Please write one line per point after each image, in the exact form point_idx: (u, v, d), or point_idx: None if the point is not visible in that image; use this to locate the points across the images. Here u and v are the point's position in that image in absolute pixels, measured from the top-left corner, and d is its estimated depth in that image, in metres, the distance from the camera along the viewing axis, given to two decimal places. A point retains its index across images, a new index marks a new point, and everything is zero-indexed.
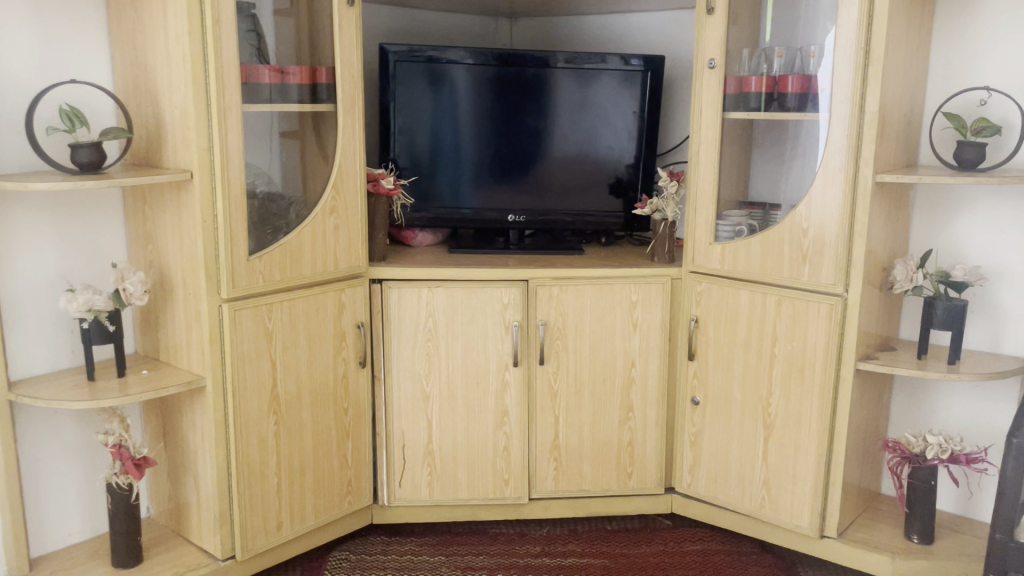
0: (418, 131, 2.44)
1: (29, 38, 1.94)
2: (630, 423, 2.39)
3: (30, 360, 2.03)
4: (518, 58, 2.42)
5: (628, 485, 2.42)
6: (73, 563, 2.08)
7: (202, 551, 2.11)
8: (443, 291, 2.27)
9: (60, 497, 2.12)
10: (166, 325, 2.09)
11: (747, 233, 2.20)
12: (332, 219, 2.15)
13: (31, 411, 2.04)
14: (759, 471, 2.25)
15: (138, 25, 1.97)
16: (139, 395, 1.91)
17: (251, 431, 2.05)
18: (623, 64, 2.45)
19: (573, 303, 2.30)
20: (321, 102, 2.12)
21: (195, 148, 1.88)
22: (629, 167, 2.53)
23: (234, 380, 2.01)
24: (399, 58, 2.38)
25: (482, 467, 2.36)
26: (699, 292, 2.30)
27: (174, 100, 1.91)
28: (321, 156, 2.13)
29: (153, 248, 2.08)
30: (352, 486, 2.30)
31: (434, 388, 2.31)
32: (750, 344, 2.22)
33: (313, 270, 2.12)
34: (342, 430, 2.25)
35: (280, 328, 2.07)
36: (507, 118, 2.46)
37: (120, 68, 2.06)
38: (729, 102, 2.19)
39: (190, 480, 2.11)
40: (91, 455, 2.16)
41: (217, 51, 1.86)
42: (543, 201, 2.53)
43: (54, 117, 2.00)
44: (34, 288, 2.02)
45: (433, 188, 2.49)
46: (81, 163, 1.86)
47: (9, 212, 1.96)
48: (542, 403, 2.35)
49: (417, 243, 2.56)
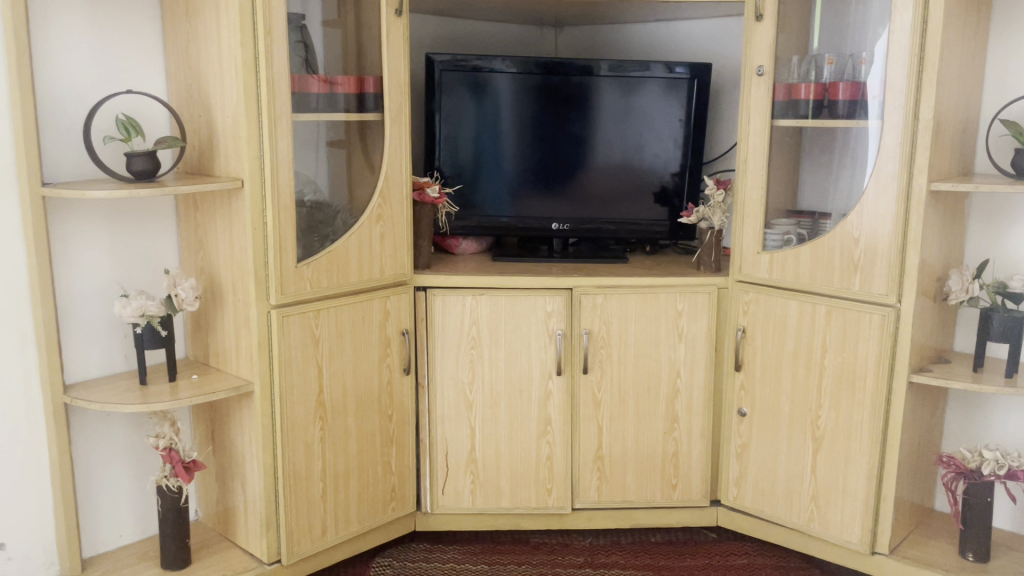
0: (462, 140, 2.45)
1: (87, 49, 1.99)
2: (675, 433, 2.36)
3: (84, 363, 2.07)
4: (563, 67, 2.42)
5: (672, 497, 2.39)
6: (124, 563, 2.11)
7: (248, 555, 2.14)
8: (487, 299, 2.27)
9: (112, 499, 2.16)
10: (216, 331, 2.12)
11: (795, 242, 2.17)
12: (378, 227, 2.16)
13: (84, 415, 2.08)
14: (808, 484, 2.21)
15: (192, 37, 2.01)
16: (189, 399, 1.94)
17: (298, 436, 2.07)
18: (667, 72, 2.44)
19: (618, 312, 2.29)
20: (368, 112, 2.13)
21: (246, 157, 1.92)
22: (675, 175, 2.51)
23: (282, 385, 2.03)
24: (444, 68, 2.40)
25: (526, 475, 2.35)
26: (746, 301, 2.27)
27: (226, 109, 1.95)
28: (367, 166, 2.15)
29: (204, 254, 2.12)
30: (396, 492, 2.30)
31: (476, 395, 2.31)
32: (798, 355, 2.18)
33: (359, 277, 2.14)
34: (387, 437, 2.26)
35: (327, 334, 2.09)
36: (551, 127, 2.46)
37: (174, 78, 2.11)
38: (778, 109, 2.16)
39: (238, 484, 2.14)
40: (142, 457, 2.21)
41: (268, 62, 1.90)
42: (587, 209, 2.52)
43: (111, 126, 2.05)
44: (89, 294, 2.06)
45: (477, 197, 2.50)
46: (137, 171, 1.91)
47: (67, 219, 2.00)
48: (585, 413, 2.33)
49: (461, 251, 2.57)
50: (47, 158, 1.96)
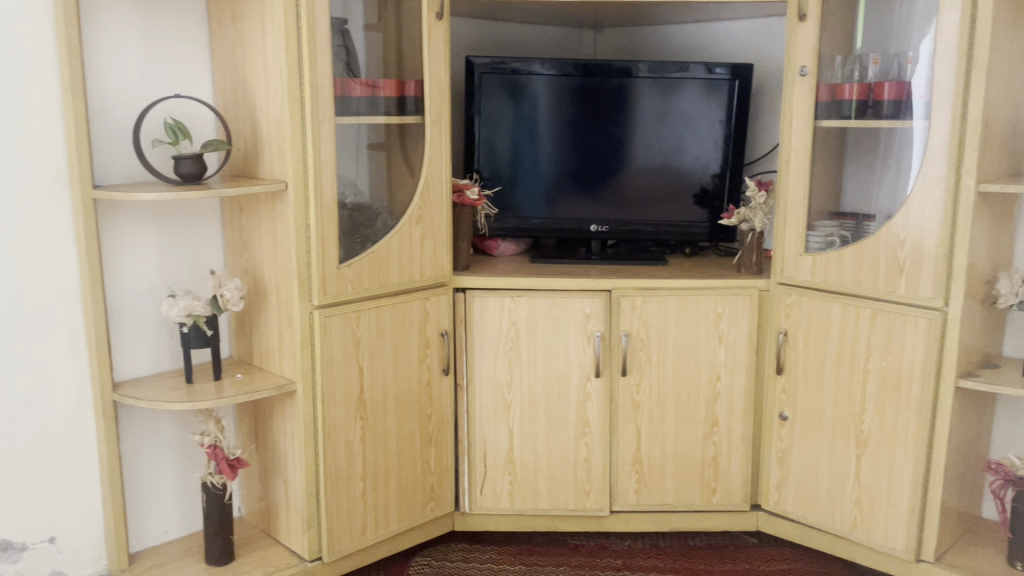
0: (501, 142, 2.46)
1: (137, 55, 2.04)
2: (715, 437, 2.34)
3: (133, 362, 2.12)
4: (602, 69, 2.42)
5: (712, 501, 2.37)
6: (170, 558, 2.15)
7: (290, 552, 2.17)
8: (526, 300, 2.28)
9: (158, 495, 2.21)
10: (259, 331, 2.16)
11: (839, 244, 2.14)
12: (418, 228, 2.18)
13: (132, 412, 2.13)
14: (851, 490, 2.18)
15: (238, 42, 2.05)
16: (234, 398, 1.98)
17: (339, 436, 2.10)
18: (706, 73, 2.43)
19: (657, 314, 2.28)
20: (408, 114, 2.15)
21: (291, 160, 1.95)
22: (715, 177, 2.49)
23: (324, 384, 2.06)
24: (484, 71, 2.41)
25: (564, 477, 2.35)
26: (788, 304, 2.24)
27: (271, 113, 1.99)
28: (407, 168, 2.17)
29: (249, 255, 2.15)
30: (434, 492, 2.32)
31: (515, 396, 2.32)
32: (842, 359, 2.15)
33: (399, 278, 2.16)
34: (426, 437, 2.27)
35: (368, 335, 2.12)
36: (590, 129, 2.46)
37: (220, 83, 2.15)
38: (822, 110, 2.13)
39: (280, 482, 2.17)
40: (187, 454, 2.25)
41: (312, 66, 1.93)
42: (626, 211, 2.51)
43: (159, 130, 2.10)
44: (137, 294, 2.11)
45: (515, 199, 2.50)
46: (184, 174, 1.95)
47: (117, 221, 2.05)
48: (623, 415, 2.33)
49: (499, 253, 2.58)
50: (98, 162, 2.01)
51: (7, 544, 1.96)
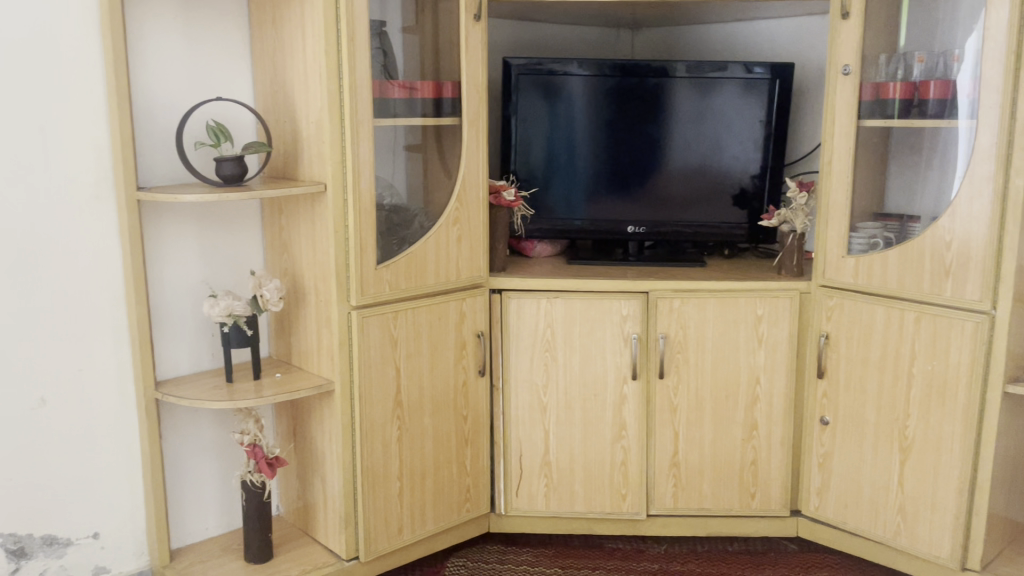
0: (538, 143, 2.46)
1: (180, 59, 2.07)
2: (754, 441, 2.31)
3: (175, 361, 2.15)
4: (640, 69, 2.40)
5: (751, 506, 2.34)
6: (210, 555, 2.18)
7: (328, 551, 2.19)
8: (562, 302, 2.27)
9: (199, 492, 2.24)
10: (298, 331, 2.18)
11: (882, 246, 2.10)
12: (455, 229, 2.19)
13: (174, 410, 2.16)
14: (894, 496, 2.14)
15: (279, 45, 2.07)
16: (272, 398, 2.00)
17: (376, 435, 2.11)
18: (745, 72, 2.40)
19: (695, 316, 2.26)
20: (445, 116, 2.15)
21: (330, 162, 1.97)
22: (754, 177, 2.46)
23: (361, 384, 2.07)
24: (521, 71, 2.41)
25: (600, 480, 2.34)
26: (830, 307, 2.21)
27: (311, 115, 2.01)
28: (444, 169, 2.17)
29: (288, 256, 2.18)
30: (470, 493, 2.32)
31: (551, 398, 2.31)
32: (885, 363, 2.11)
33: (436, 279, 2.16)
34: (462, 438, 2.27)
35: (404, 335, 2.12)
36: (627, 129, 2.44)
37: (261, 86, 2.17)
38: (865, 109, 2.10)
39: (318, 480, 2.19)
40: (227, 452, 2.28)
41: (351, 68, 1.94)
42: (664, 212, 2.49)
43: (201, 132, 2.13)
44: (180, 294, 2.14)
45: (552, 200, 2.49)
46: (226, 175, 1.98)
47: (161, 222, 2.09)
48: (661, 418, 2.31)
49: (535, 254, 2.58)
50: (143, 164, 2.04)
51: (52, 539, 2.00)
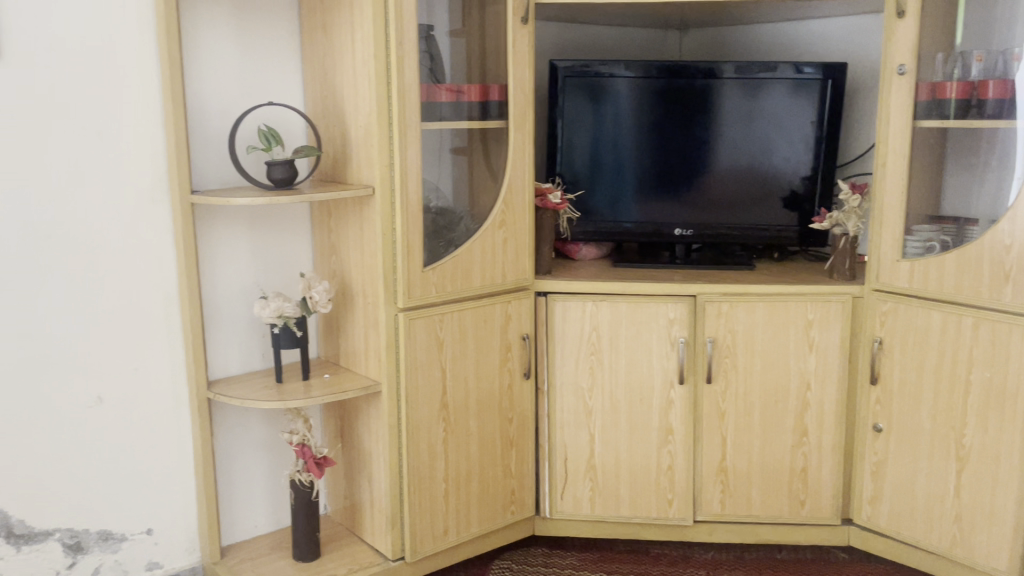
0: (584, 146, 2.45)
1: (233, 65, 2.11)
2: (804, 448, 2.27)
3: (226, 361, 2.19)
4: (688, 70, 2.38)
5: (801, 513, 2.30)
6: (259, 553, 2.22)
7: (375, 551, 2.21)
8: (608, 305, 2.26)
9: (248, 491, 2.28)
10: (347, 332, 2.20)
11: (938, 250, 2.05)
12: (501, 232, 2.19)
13: (225, 410, 2.20)
14: (950, 506, 2.08)
15: (328, 50, 2.10)
16: (321, 398, 2.02)
17: (422, 437, 2.12)
18: (795, 73, 2.36)
19: (744, 320, 2.23)
20: (491, 118, 2.16)
21: (378, 166, 1.99)
22: (805, 179, 2.42)
23: (408, 385, 2.08)
24: (567, 74, 2.40)
25: (646, 485, 2.32)
26: (883, 312, 2.16)
27: (360, 118, 2.03)
28: (490, 172, 2.17)
29: (337, 259, 2.20)
30: (515, 496, 2.32)
31: (596, 402, 2.30)
32: (941, 370, 2.06)
33: (482, 282, 2.17)
34: (507, 441, 2.27)
35: (450, 338, 2.13)
36: (675, 131, 2.42)
37: (311, 90, 2.20)
38: (921, 109, 2.05)
39: (365, 481, 2.21)
40: (276, 452, 2.31)
41: (399, 72, 1.96)
42: (712, 215, 2.46)
43: (253, 137, 2.16)
44: (231, 296, 2.18)
45: (598, 202, 2.48)
46: (277, 179, 2.01)
47: (214, 225, 2.13)
48: (709, 423, 2.28)
49: (581, 256, 2.56)
50: (196, 167, 2.09)
51: (108, 535, 2.05)
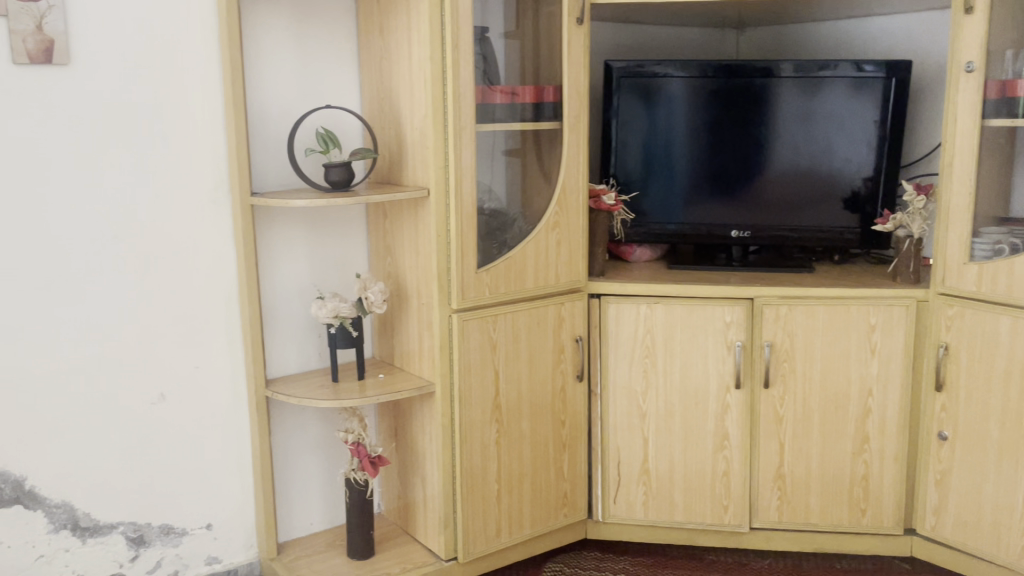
0: (638, 146, 2.42)
1: (293, 69, 2.15)
2: (865, 455, 2.22)
3: (284, 360, 2.23)
4: (746, 69, 2.34)
5: (861, 522, 2.25)
6: (314, 550, 2.25)
7: (428, 551, 2.22)
8: (662, 307, 2.23)
9: (305, 488, 2.31)
10: (401, 332, 2.22)
11: (1008, 252, 1.99)
12: (555, 233, 2.18)
13: (282, 408, 2.24)
14: (1020, 518, 2.01)
15: (385, 53, 2.12)
16: (376, 398, 2.04)
17: (475, 438, 2.12)
18: (855, 70, 2.31)
19: (803, 323, 2.18)
20: (544, 120, 2.14)
21: (433, 168, 2.00)
22: (868, 180, 2.36)
23: (461, 386, 2.09)
24: (622, 75, 2.38)
25: (701, 490, 2.29)
26: (949, 316, 2.10)
27: (416, 121, 2.05)
28: (544, 174, 2.17)
29: (392, 260, 2.22)
30: (568, 499, 2.31)
31: (650, 406, 2.28)
32: (1011, 377, 1.99)
33: (535, 284, 2.16)
34: (560, 443, 2.27)
35: (503, 339, 2.13)
36: (732, 132, 2.38)
37: (367, 93, 2.23)
38: (990, 108, 1.98)
39: (419, 480, 2.22)
40: (332, 450, 2.34)
41: (455, 75, 1.97)
42: (769, 217, 2.42)
43: (311, 139, 2.20)
44: (289, 296, 2.22)
45: (652, 204, 2.45)
46: (333, 181, 2.04)
47: (273, 226, 2.17)
48: (766, 429, 2.24)
49: (634, 259, 2.54)
50: (256, 170, 2.13)
51: (169, 529, 2.10)
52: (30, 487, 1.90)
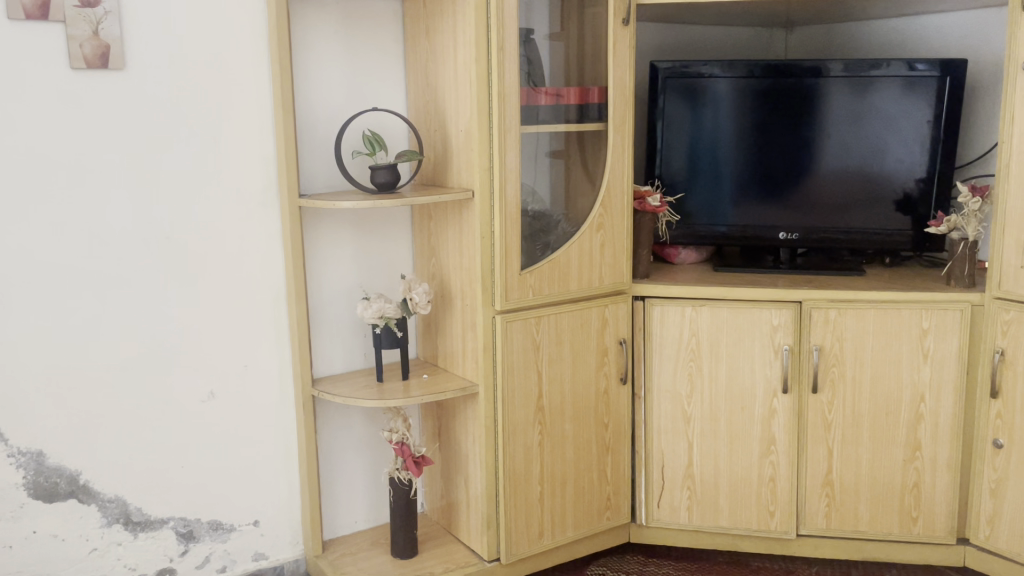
0: (683, 147, 2.40)
1: (340, 73, 2.17)
2: (917, 463, 2.18)
3: (330, 360, 2.26)
4: (795, 69, 2.31)
5: (912, 531, 2.21)
6: (359, 548, 2.27)
7: (471, 551, 2.23)
8: (708, 310, 2.21)
9: (349, 487, 2.33)
10: (445, 333, 2.23)
11: None
12: (599, 235, 2.17)
13: (327, 407, 2.27)
14: None
15: (431, 56, 2.14)
16: (420, 398, 2.06)
17: (518, 439, 2.13)
18: (907, 69, 2.26)
19: (853, 328, 2.15)
20: (589, 121, 2.14)
21: (478, 170, 2.01)
22: (920, 181, 2.32)
23: (504, 388, 2.09)
24: (667, 75, 2.36)
25: (747, 496, 2.26)
26: (1006, 321, 2.04)
27: (461, 123, 2.06)
28: (589, 176, 2.16)
29: (436, 261, 2.24)
30: (611, 502, 2.30)
31: (695, 410, 2.26)
32: None
33: (579, 286, 2.16)
34: (603, 446, 2.26)
35: (547, 341, 2.13)
36: (780, 132, 2.35)
37: (413, 95, 2.24)
38: None
39: (462, 481, 2.23)
40: (376, 450, 2.36)
41: (500, 77, 1.98)
42: (817, 218, 2.38)
43: (358, 142, 2.22)
44: (336, 297, 2.24)
45: (697, 205, 2.43)
46: (380, 183, 2.06)
47: (319, 228, 2.19)
48: (814, 434, 2.21)
49: (679, 260, 2.52)
50: (304, 172, 2.16)
51: (217, 525, 2.14)
52: (84, 481, 1.95)
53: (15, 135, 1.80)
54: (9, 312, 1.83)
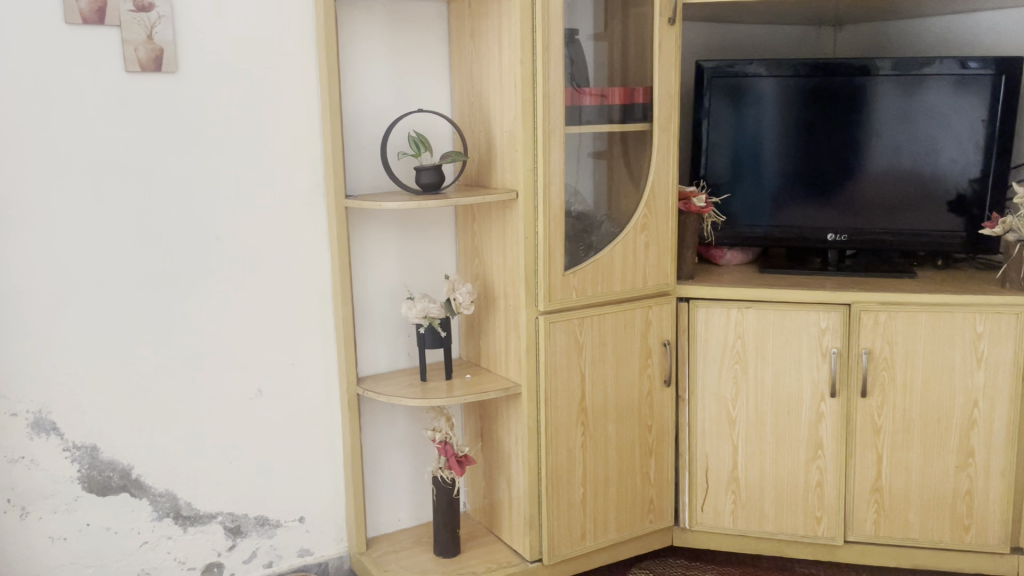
0: (729, 147, 2.37)
1: (386, 74, 2.19)
2: (970, 470, 2.13)
3: (375, 359, 2.28)
4: (844, 67, 2.27)
5: (964, 540, 2.16)
6: (402, 546, 2.28)
7: (513, 551, 2.23)
8: (754, 312, 2.18)
9: (393, 484, 2.35)
10: (489, 334, 2.24)
11: None
12: (643, 235, 2.16)
13: (371, 406, 2.29)
14: None
15: (476, 57, 2.14)
16: (464, 398, 2.06)
17: (561, 439, 2.12)
18: (960, 68, 2.22)
19: (903, 331, 2.11)
20: (633, 121, 2.13)
21: (522, 170, 2.01)
22: (974, 182, 2.27)
23: (547, 388, 2.09)
24: (713, 75, 2.33)
25: (793, 502, 2.23)
26: None
27: (505, 123, 2.06)
28: (634, 176, 2.15)
29: (480, 261, 2.24)
30: (654, 504, 2.28)
31: (740, 413, 2.23)
32: None
33: (623, 287, 2.15)
34: (646, 448, 2.24)
35: (590, 342, 2.12)
36: (828, 132, 2.31)
37: (458, 96, 2.26)
38: None
39: (504, 480, 2.24)
40: (419, 448, 2.38)
41: (544, 77, 1.98)
42: (866, 219, 2.34)
43: (403, 143, 2.24)
44: (381, 296, 2.26)
45: (743, 205, 2.40)
46: (425, 184, 2.07)
47: (365, 228, 2.22)
48: (863, 439, 2.17)
49: (724, 261, 2.50)
50: (350, 173, 2.18)
51: (264, 520, 2.17)
52: (136, 476, 2.00)
53: (73, 136, 1.85)
54: (65, 308, 1.89)
